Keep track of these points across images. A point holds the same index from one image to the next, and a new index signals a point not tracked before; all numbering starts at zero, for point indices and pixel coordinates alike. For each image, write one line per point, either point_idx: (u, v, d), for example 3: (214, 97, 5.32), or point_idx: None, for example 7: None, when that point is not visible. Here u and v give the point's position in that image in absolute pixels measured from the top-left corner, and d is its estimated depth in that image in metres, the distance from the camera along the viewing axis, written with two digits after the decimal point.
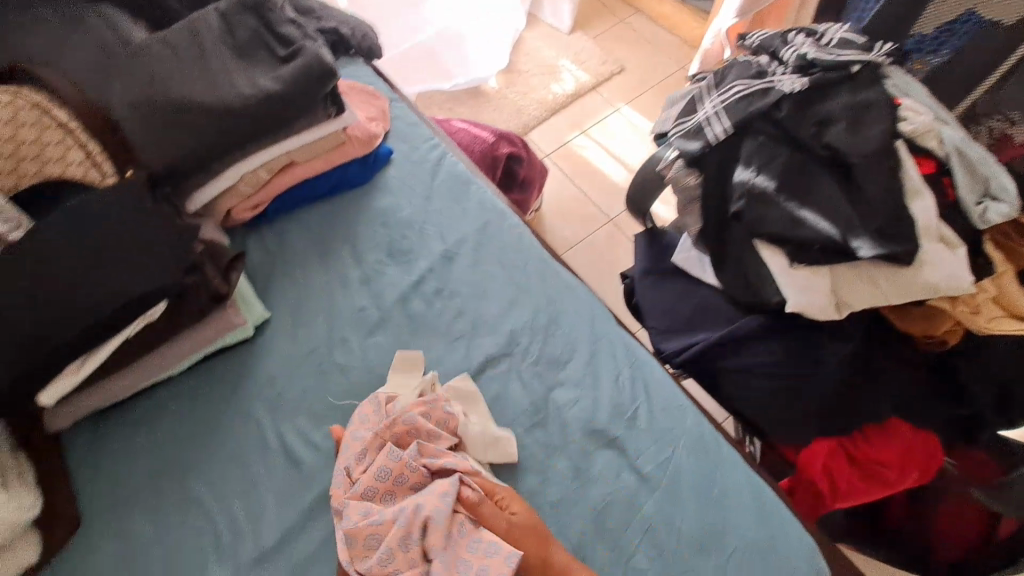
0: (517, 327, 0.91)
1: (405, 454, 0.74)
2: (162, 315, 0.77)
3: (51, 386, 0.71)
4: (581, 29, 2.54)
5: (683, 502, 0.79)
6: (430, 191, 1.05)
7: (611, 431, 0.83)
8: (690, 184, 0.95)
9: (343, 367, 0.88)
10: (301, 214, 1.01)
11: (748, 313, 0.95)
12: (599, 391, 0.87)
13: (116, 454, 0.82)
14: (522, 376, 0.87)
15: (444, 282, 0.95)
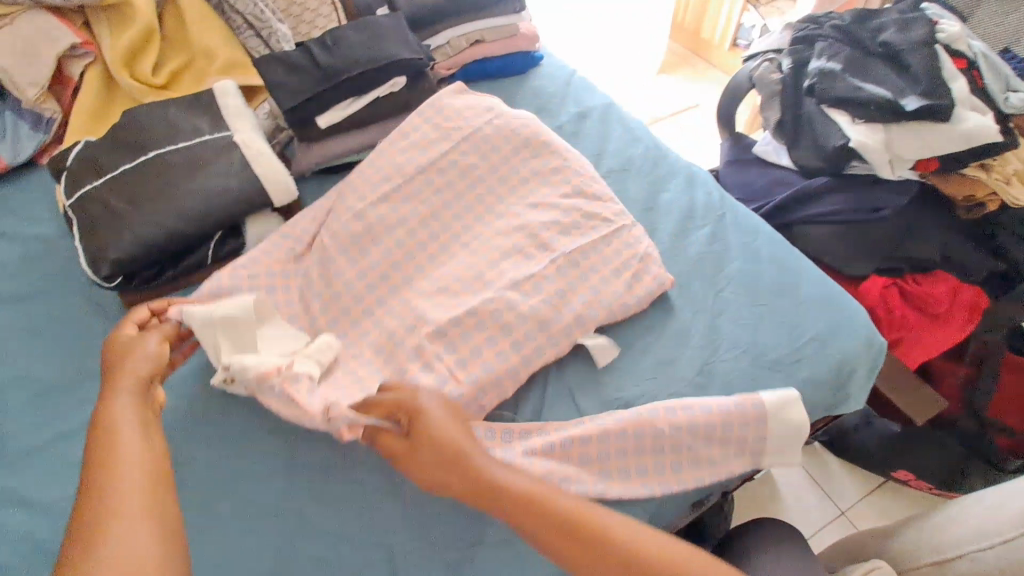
0: (633, 156, 1.16)
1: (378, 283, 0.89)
2: (399, 90, 1.11)
3: (328, 111, 1.06)
4: (666, 73, 2.95)
5: (762, 266, 0.96)
6: (568, 80, 1.37)
7: (706, 222, 1.03)
8: (773, 79, 1.25)
9: None
10: (474, 84, 1.35)
11: (819, 174, 1.19)
12: (697, 199, 1.07)
13: None
14: (635, 184, 1.11)
15: (579, 126, 1.24)
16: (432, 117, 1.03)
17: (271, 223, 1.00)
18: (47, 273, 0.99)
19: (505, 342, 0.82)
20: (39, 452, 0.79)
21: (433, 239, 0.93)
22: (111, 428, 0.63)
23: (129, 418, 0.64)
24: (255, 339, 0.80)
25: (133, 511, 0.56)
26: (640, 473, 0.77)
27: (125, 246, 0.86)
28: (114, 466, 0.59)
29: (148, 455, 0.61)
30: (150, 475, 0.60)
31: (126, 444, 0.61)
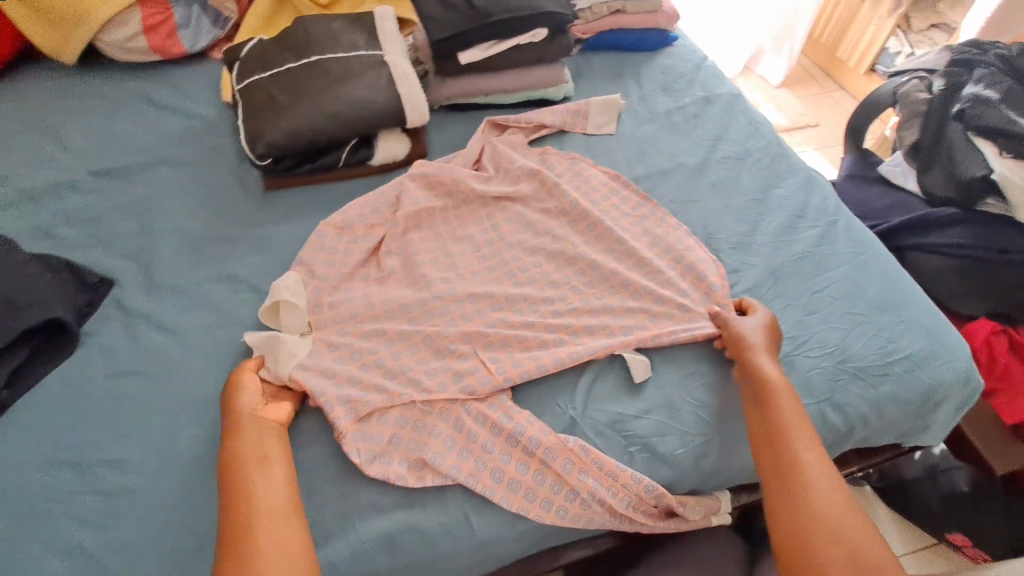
0: (750, 149, 1.15)
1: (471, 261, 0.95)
2: (540, 41, 1.15)
3: (471, 50, 1.13)
4: (789, 87, 2.82)
5: (864, 278, 0.95)
6: (698, 65, 1.36)
7: (816, 225, 1.02)
8: (919, 99, 1.20)
9: (617, 136, 1.18)
10: (605, 53, 1.38)
11: (947, 204, 1.13)
12: (808, 202, 1.06)
13: (456, 129, 1.18)
14: (749, 174, 1.11)
15: (701, 110, 1.24)
16: (536, 175, 1.05)
17: (399, 143, 1.09)
18: (204, 148, 1.13)
19: (564, 345, 0.84)
20: (178, 290, 0.92)
21: (510, 264, 0.95)
22: (235, 474, 0.67)
23: (253, 459, 0.69)
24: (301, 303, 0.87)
25: (279, 529, 0.63)
26: (700, 438, 0.79)
27: (280, 132, 0.98)
28: (247, 496, 0.65)
29: (270, 483, 0.67)
30: (277, 511, 0.64)
31: (254, 486, 0.66)
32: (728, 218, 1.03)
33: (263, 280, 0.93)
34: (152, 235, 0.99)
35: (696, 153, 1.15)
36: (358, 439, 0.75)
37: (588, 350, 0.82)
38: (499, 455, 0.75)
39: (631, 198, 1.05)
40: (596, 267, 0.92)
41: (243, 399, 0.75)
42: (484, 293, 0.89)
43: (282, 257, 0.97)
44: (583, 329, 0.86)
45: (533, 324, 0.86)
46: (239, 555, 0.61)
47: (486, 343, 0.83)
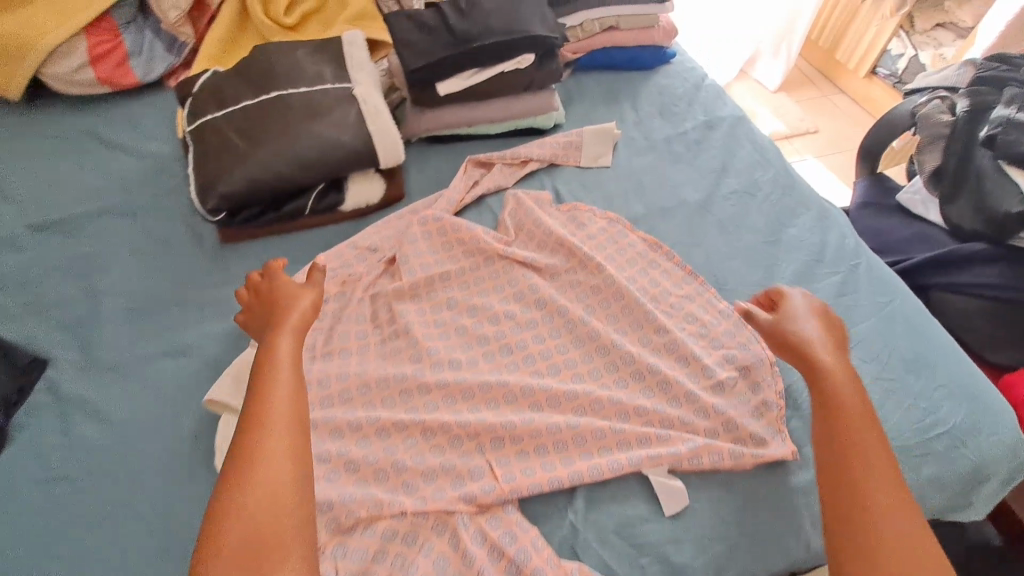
0: (760, 181, 1.05)
1: (470, 336, 0.82)
2: (526, 66, 1.04)
3: (450, 78, 1.02)
4: (787, 92, 2.72)
5: (896, 334, 0.84)
6: (699, 84, 1.26)
7: (835, 269, 0.92)
8: (942, 121, 1.09)
9: (614, 169, 1.08)
10: (598, 73, 1.27)
11: (976, 239, 1.03)
12: (828, 242, 0.96)
13: (437, 165, 1.07)
14: (758, 210, 1.00)
15: (705, 137, 1.14)
16: (550, 238, 0.93)
17: (372, 184, 0.98)
18: (156, 193, 1.02)
19: (585, 452, 0.71)
20: (123, 368, 0.81)
21: (521, 338, 0.82)
22: (269, 369, 0.65)
23: (285, 357, 0.67)
24: None
25: (284, 451, 0.59)
26: (719, 538, 0.69)
27: (235, 181, 0.86)
28: (259, 406, 0.61)
29: (291, 386, 0.64)
30: (291, 417, 0.62)
31: (276, 386, 0.63)
32: (737, 263, 0.93)
33: (219, 352, 0.83)
34: (95, 300, 0.88)
35: (701, 188, 1.05)
36: (336, 555, 0.63)
37: (612, 462, 0.70)
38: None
39: (658, 263, 0.92)
40: (624, 349, 0.79)
41: (308, 299, 0.75)
42: (490, 379, 0.77)
43: (241, 324, 0.86)
44: (615, 435, 0.72)
45: (554, 426, 0.72)
46: (241, 471, 0.57)
47: (494, 443, 0.71)
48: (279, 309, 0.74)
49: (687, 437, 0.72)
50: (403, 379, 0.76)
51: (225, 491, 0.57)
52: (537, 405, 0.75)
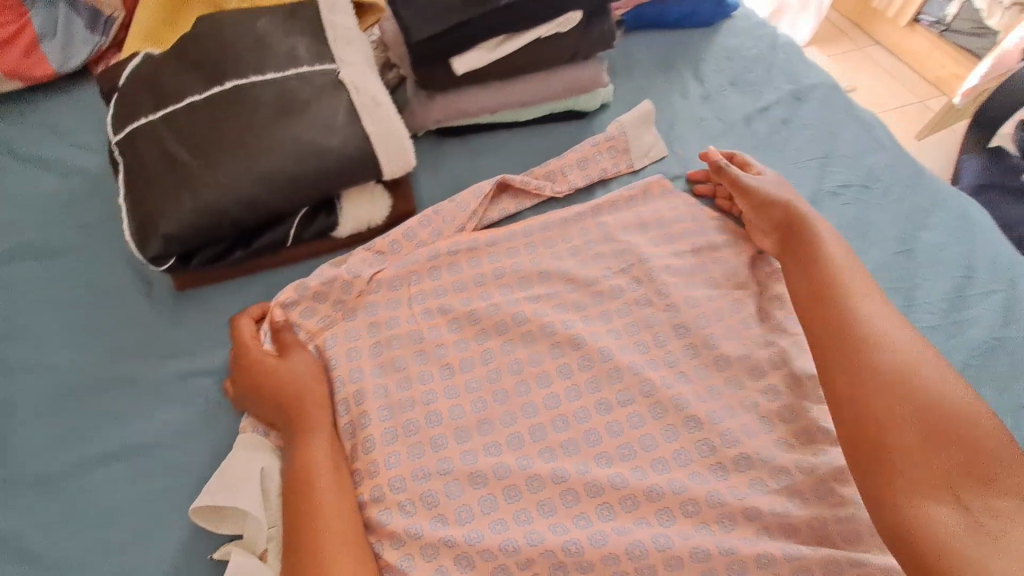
0: (874, 172, 0.81)
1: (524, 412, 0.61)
2: (568, 31, 0.79)
3: (468, 53, 0.76)
4: (819, 47, 2.44)
5: None
6: (774, 43, 1.00)
7: (995, 286, 0.72)
8: None
9: (682, 163, 0.84)
10: (645, 35, 1.01)
11: None
12: (974, 252, 0.74)
13: (455, 167, 0.82)
14: (882, 210, 0.78)
15: (792, 114, 0.90)
16: (626, 258, 0.72)
17: (375, 202, 0.73)
18: (86, 222, 0.77)
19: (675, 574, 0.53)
20: (52, 481, 0.59)
21: (598, 403, 0.62)
22: (303, 478, 0.55)
23: (323, 465, 0.56)
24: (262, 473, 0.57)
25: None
26: None
27: (184, 215, 0.62)
28: (312, 522, 0.52)
29: (339, 496, 0.55)
30: (349, 530, 0.53)
31: (323, 496, 0.54)
32: (877, 286, 0.72)
33: (185, 453, 0.61)
34: (11, 383, 0.65)
35: (798, 183, 0.81)
36: None
37: None
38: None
39: (772, 285, 0.70)
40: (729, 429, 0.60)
41: (302, 368, 0.61)
42: (575, 488, 0.57)
43: (212, 405, 0.64)
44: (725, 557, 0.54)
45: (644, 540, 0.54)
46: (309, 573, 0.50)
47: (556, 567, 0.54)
48: (284, 385, 0.59)
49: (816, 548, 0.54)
50: (444, 490, 0.56)
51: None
52: (637, 508, 0.56)
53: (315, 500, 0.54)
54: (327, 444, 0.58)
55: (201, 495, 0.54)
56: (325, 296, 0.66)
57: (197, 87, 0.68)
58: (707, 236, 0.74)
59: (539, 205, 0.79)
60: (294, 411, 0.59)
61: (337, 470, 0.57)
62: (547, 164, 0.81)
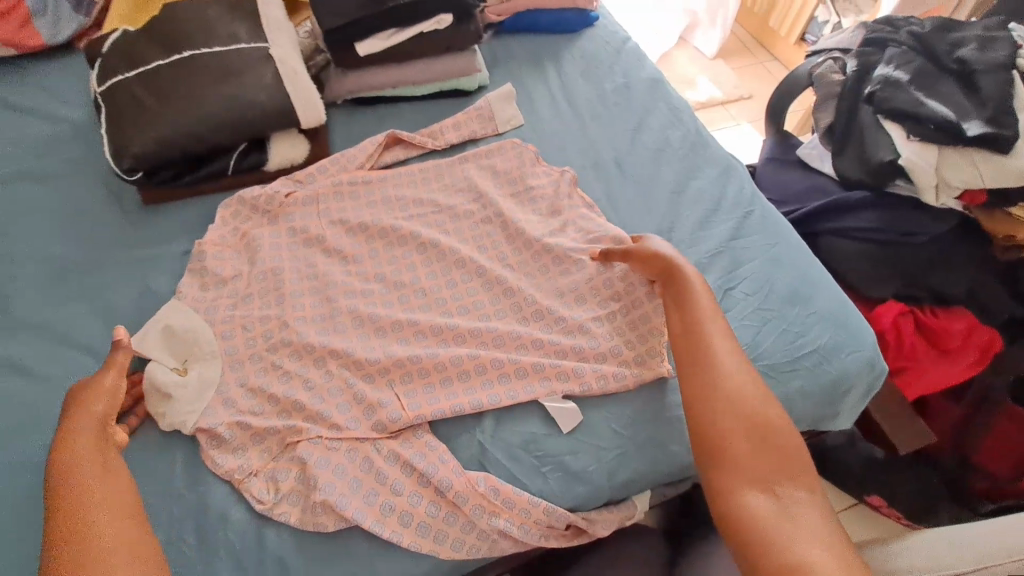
0: (669, 138, 1.12)
1: (392, 285, 0.88)
2: (445, 28, 1.07)
3: (369, 39, 1.04)
4: (724, 59, 2.81)
5: (777, 270, 0.95)
6: (619, 47, 1.31)
7: (730, 216, 1.01)
8: (834, 80, 1.20)
9: (534, 128, 1.13)
10: (523, 37, 1.31)
11: (859, 187, 1.15)
12: (726, 190, 1.05)
13: (362, 126, 1.09)
14: (666, 165, 1.07)
15: (622, 96, 1.19)
16: (479, 192, 1.00)
17: (293, 143, 0.99)
18: (72, 157, 1.01)
19: (483, 382, 0.79)
20: (40, 327, 0.82)
21: (435, 282, 0.88)
22: (73, 468, 0.63)
23: (92, 461, 0.64)
24: (172, 327, 0.80)
25: (118, 543, 0.59)
26: (614, 450, 0.78)
27: (147, 142, 0.87)
28: (77, 500, 0.60)
29: (109, 481, 0.63)
30: (116, 507, 0.62)
31: (93, 478, 0.63)
32: (649, 215, 1.00)
33: (143, 309, 0.84)
34: (10, 264, 0.87)
35: (615, 144, 1.11)
36: (274, 478, 0.71)
37: (511, 392, 0.78)
38: (409, 498, 0.70)
39: (578, 210, 0.98)
40: (535, 296, 0.86)
41: (102, 385, 0.70)
42: (420, 330, 0.83)
43: (163, 279, 0.87)
44: (516, 370, 0.80)
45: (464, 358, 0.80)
46: (72, 542, 0.57)
47: (404, 378, 0.79)
48: (82, 397, 0.69)
49: (580, 364, 0.81)
50: (327, 328, 0.82)
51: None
52: (462, 341, 0.83)
53: (87, 488, 0.62)
54: (102, 442, 0.67)
55: (136, 336, 0.78)
56: (256, 207, 0.93)
57: (162, 55, 0.93)
58: (545, 177, 1.02)
59: (423, 155, 1.07)
60: (71, 419, 0.67)
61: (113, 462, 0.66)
62: (432, 127, 1.09)
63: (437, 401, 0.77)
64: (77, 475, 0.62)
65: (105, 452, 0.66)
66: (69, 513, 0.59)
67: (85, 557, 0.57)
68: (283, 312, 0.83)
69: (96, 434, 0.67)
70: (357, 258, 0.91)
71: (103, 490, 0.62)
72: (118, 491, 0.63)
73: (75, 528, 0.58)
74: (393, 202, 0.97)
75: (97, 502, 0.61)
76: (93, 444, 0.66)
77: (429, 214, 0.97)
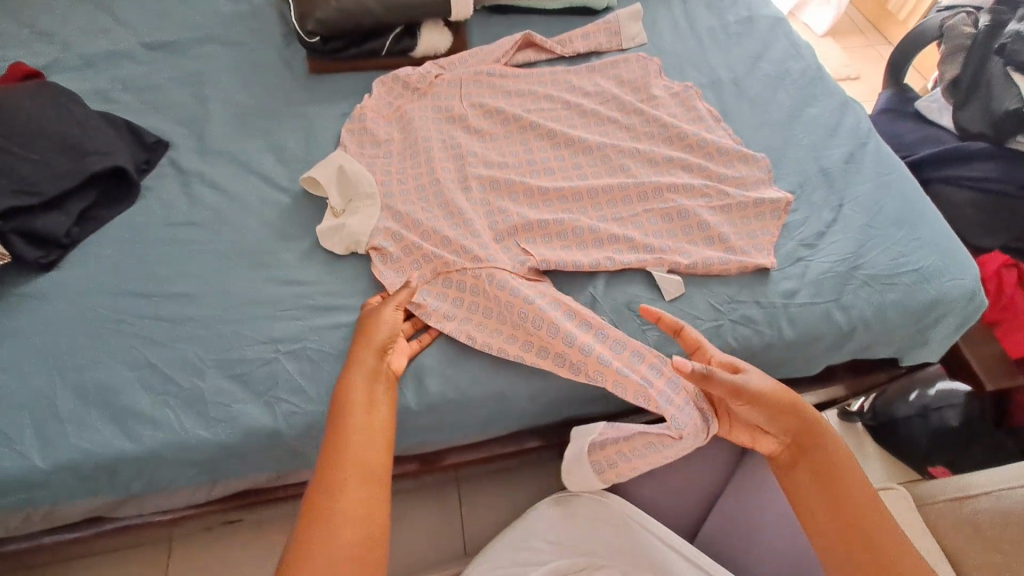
0: (789, 69, 1.15)
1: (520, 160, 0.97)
2: None
3: None
4: (834, 38, 2.71)
5: (885, 196, 0.98)
6: None
7: (846, 142, 1.04)
8: (964, 32, 1.17)
9: (656, 47, 1.18)
10: None
11: (979, 139, 1.14)
12: (842, 121, 1.07)
13: (498, 29, 1.19)
14: (785, 93, 1.11)
15: (744, 28, 1.23)
16: (602, 95, 1.07)
17: (440, 32, 1.10)
18: (251, 28, 1.16)
19: (596, 248, 0.87)
20: (227, 155, 0.97)
21: (561, 162, 0.98)
22: (346, 412, 0.68)
23: (361, 433, 0.67)
24: (343, 166, 0.90)
25: (357, 516, 0.62)
26: (710, 322, 0.84)
27: (329, 11, 1.00)
28: (346, 446, 0.66)
29: (372, 435, 0.68)
30: (370, 460, 0.66)
31: (357, 428, 0.67)
32: (763, 133, 1.04)
33: (308, 153, 0.98)
34: (204, 106, 1.03)
35: (734, 68, 1.15)
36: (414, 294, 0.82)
37: (622, 258, 0.86)
38: (600, 355, 0.77)
39: (696, 120, 1.04)
40: (655, 184, 0.92)
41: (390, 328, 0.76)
42: (544, 197, 0.92)
43: (325, 133, 1.01)
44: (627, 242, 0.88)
45: (581, 226, 0.89)
46: (324, 520, 0.61)
47: (527, 234, 0.88)
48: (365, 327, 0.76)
49: (687, 246, 0.88)
50: (462, 185, 0.92)
51: (303, 532, 0.60)
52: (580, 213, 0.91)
53: (348, 472, 0.64)
54: (375, 409, 0.70)
55: (315, 170, 0.90)
56: (406, 84, 1.04)
57: None
58: (665, 90, 1.08)
59: (551, 61, 1.16)
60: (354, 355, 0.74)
61: (376, 442, 0.68)
62: (562, 35, 1.17)
63: (554, 256, 0.86)
64: (344, 445, 0.66)
65: (374, 429, 0.69)
66: (330, 490, 0.63)
67: (331, 540, 0.60)
68: (427, 167, 0.94)
69: (370, 405, 0.70)
70: (490, 135, 1.01)
71: (361, 474, 0.65)
72: (368, 485, 0.65)
73: (330, 507, 0.62)
74: (524, 93, 1.06)
75: (352, 488, 0.64)
76: (365, 413, 0.69)
77: (555, 108, 1.05)
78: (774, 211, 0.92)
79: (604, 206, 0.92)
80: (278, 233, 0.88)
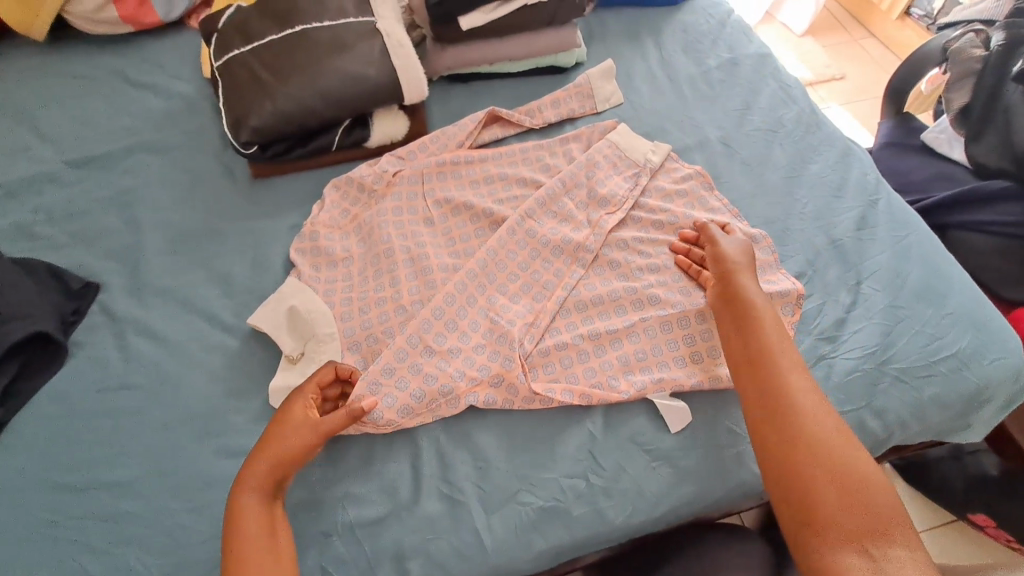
0: (781, 119, 1.04)
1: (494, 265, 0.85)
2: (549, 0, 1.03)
3: (473, 12, 1.01)
4: (815, 35, 2.61)
5: (908, 267, 0.87)
6: (724, 20, 1.22)
7: (856, 203, 0.93)
8: (973, 56, 1.07)
9: (635, 106, 1.07)
10: (619, 10, 1.24)
11: (999, 176, 1.05)
12: (849, 176, 0.97)
13: (460, 104, 1.08)
14: (782, 148, 1.00)
15: (729, 74, 1.12)
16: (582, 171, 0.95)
17: (396, 119, 0.99)
18: (188, 130, 1.04)
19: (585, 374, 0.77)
20: (166, 292, 0.86)
21: (541, 263, 0.86)
22: (243, 542, 0.62)
23: (260, 489, 0.65)
24: (294, 307, 0.81)
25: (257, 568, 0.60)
26: (729, 451, 0.74)
27: (267, 116, 0.89)
28: (246, 506, 0.64)
29: (270, 491, 0.65)
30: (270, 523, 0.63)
31: (255, 485, 0.65)
32: (762, 202, 0.94)
33: (257, 280, 0.87)
34: (139, 233, 0.92)
35: (723, 125, 1.04)
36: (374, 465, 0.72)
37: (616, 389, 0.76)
38: None
39: (688, 199, 0.94)
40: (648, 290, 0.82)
41: (311, 421, 0.68)
42: (528, 314, 0.81)
43: (276, 253, 0.89)
44: (623, 363, 0.78)
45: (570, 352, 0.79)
46: None
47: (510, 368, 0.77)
48: (269, 436, 0.68)
49: (691, 365, 0.78)
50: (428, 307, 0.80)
51: None
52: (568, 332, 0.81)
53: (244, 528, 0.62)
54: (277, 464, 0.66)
55: (265, 314, 0.81)
56: (362, 186, 0.94)
57: (275, 29, 0.94)
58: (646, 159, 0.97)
59: (520, 133, 1.05)
60: (248, 468, 0.66)
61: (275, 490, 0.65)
62: (529, 105, 1.06)
63: (541, 398, 0.76)
64: (242, 501, 0.64)
65: (271, 481, 0.65)
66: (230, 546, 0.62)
67: None
68: (388, 288, 0.83)
69: (265, 462, 0.66)
70: (463, 239, 0.90)
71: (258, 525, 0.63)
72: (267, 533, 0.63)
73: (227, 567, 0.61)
74: (493, 182, 0.96)
75: (244, 544, 0.61)
76: (259, 474, 0.65)
77: (529, 195, 0.94)
78: (787, 305, 0.81)
79: (594, 318, 0.82)
80: (228, 389, 0.78)
